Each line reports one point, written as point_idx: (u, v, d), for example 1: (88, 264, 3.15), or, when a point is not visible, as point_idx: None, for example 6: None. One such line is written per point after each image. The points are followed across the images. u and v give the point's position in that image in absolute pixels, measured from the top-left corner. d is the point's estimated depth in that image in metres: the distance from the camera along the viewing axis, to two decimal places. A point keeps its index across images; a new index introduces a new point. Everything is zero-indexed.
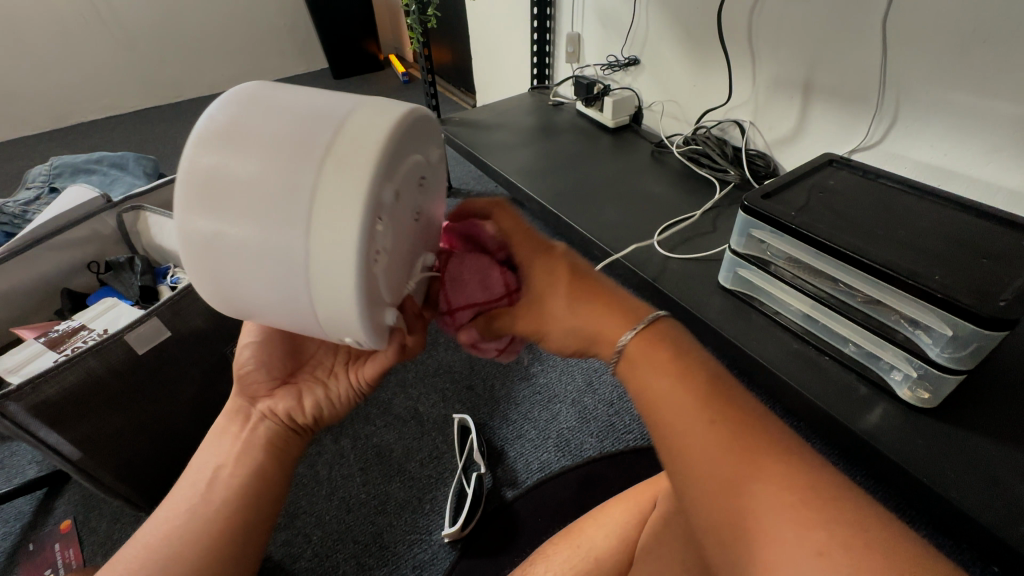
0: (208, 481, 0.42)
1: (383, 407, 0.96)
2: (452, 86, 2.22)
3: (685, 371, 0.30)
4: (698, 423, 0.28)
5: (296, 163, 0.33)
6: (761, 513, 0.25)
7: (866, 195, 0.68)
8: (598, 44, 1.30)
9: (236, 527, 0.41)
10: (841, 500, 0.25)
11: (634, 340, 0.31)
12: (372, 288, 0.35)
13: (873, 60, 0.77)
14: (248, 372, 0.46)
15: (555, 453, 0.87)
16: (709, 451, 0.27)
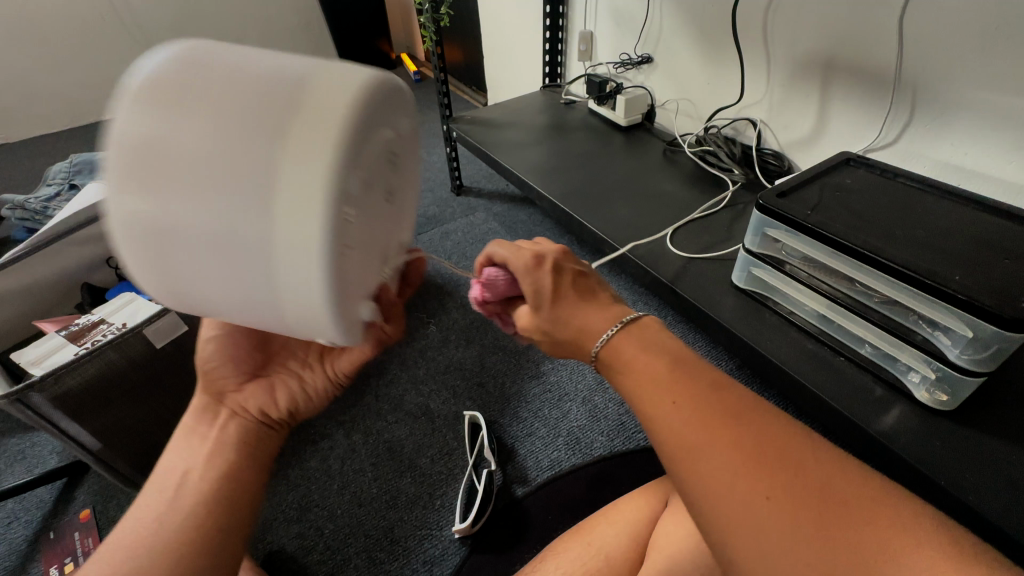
0: (178, 482, 0.43)
1: (394, 403, 0.97)
2: (464, 84, 2.23)
3: (657, 361, 0.37)
4: (665, 406, 0.34)
5: (253, 138, 0.30)
6: (718, 474, 0.31)
7: (885, 194, 0.67)
8: (611, 42, 1.30)
9: (206, 530, 0.41)
10: (793, 459, 0.31)
11: (606, 343, 0.41)
12: (339, 276, 0.33)
13: (893, 57, 0.76)
14: (214, 368, 0.46)
15: (565, 451, 0.87)
16: (676, 422, 0.34)
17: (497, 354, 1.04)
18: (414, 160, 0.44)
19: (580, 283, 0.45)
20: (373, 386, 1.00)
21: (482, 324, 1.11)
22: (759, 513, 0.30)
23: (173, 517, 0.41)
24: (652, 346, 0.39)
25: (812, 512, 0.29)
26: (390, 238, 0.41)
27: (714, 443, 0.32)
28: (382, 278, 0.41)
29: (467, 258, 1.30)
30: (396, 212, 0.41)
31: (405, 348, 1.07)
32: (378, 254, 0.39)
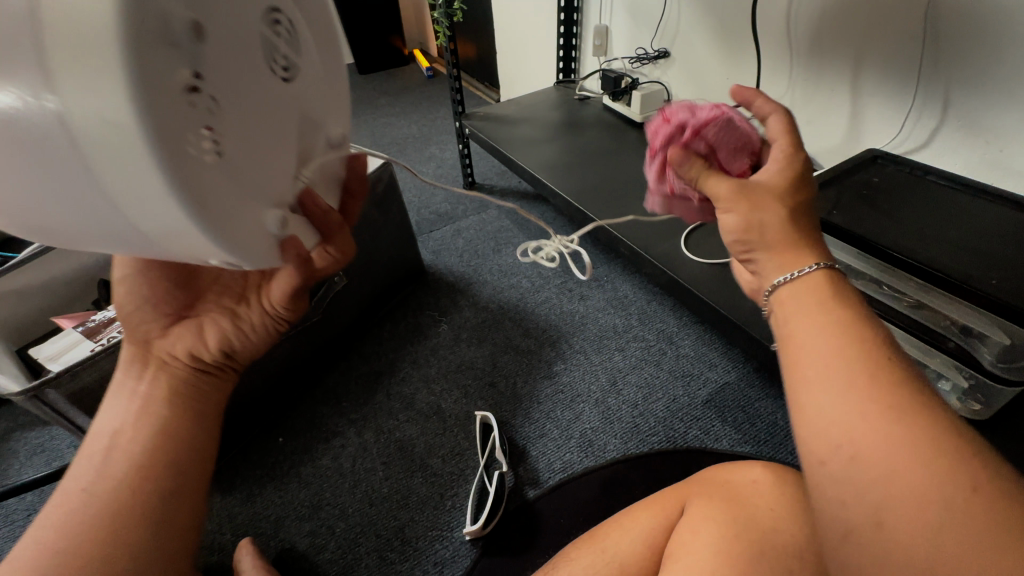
0: (109, 442, 0.44)
1: (406, 401, 0.96)
2: (475, 80, 2.22)
3: (846, 319, 0.34)
4: (842, 366, 0.31)
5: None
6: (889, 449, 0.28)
7: (914, 192, 0.65)
8: (627, 36, 1.28)
9: (138, 483, 0.43)
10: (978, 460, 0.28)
11: (814, 271, 0.37)
12: (188, 164, 0.25)
13: (923, 48, 0.73)
14: (133, 312, 0.44)
15: (577, 453, 0.86)
16: (837, 381, 0.31)
17: (509, 354, 1.03)
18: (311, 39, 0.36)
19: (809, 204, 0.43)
20: (385, 385, 1.00)
21: (494, 323, 1.10)
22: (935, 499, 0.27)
23: (119, 473, 0.43)
24: (838, 303, 0.35)
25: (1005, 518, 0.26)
26: (288, 130, 0.33)
27: (884, 424, 0.29)
28: (283, 180, 0.33)
29: (479, 256, 1.28)
30: (289, 97, 0.33)
31: (417, 346, 1.06)
32: (266, 146, 0.31)
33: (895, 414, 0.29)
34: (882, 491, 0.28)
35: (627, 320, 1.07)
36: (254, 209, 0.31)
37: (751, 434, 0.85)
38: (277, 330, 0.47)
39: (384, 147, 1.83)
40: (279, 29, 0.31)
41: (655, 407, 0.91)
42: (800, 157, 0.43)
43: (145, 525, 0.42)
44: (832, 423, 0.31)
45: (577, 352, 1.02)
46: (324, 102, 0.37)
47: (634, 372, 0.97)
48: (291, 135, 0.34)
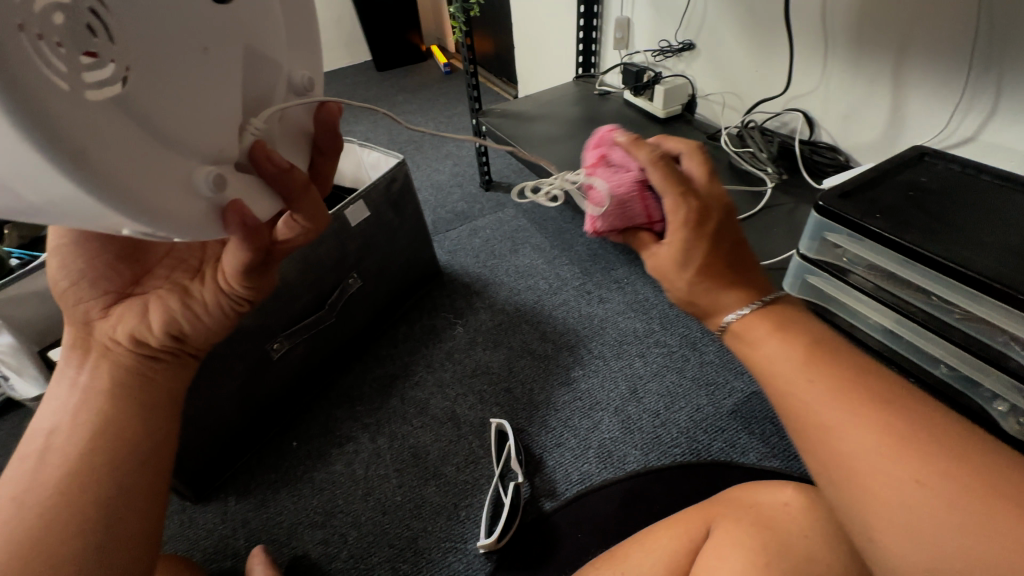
0: (44, 442, 0.43)
1: (420, 407, 0.95)
2: (494, 76, 2.18)
3: (785, 338, 0.37)
4: (799, 382, 0.35)
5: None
6: (859, 451, 0.32)
7: (966, 194, 0.60)
8: (650, 28, 1.23)
9: (79, 483, 0.41)
10: (942, 439, 0.30)
11: (751, 313, 0.39)
12: (51, 99, 0.20)
13: (976, 32, 0.66)
14: (68, 291, 0.43)
15: (596, 464, 0.83)
16: (816, 409, 0.34)
17: (525, 358, 1.00)
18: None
19: (734, 252, 0.40)
20: (399, 389, 0.98)
21: (510, 327, 1.07)
22: (910, 497, 0.30)
23: (58, 474, 0.42)
24: (787, 327, 0.37)
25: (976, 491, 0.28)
26: (220, 71, 0.28)
27: (865, 438, 0.32)
28: (217, 132, 0.29)
29: (495, 256, 1.25)
30: (223, 32, 0.28)
31: (432, 349, 1.04)
32: (185, 87, 0.26)
33: (870, 413, 0.32)
34: (878, 495, 0.31)
35: (648, 325, 1.03)
36: (170, 162, 0.26)
37: (779, 447, 0.81)
38: (231, 313, 0.45)
39: (402, 145, 1.81)
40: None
41: (677, 417, 0.87)
42: (681, 204, 0.38)
43: (77, 526, 0.40)
44: (827, 451, 0.33)
45: (596, 357, 0.99)
46: (277, 44, 0.33)
47: (655, 380, 0.93)
48: (231, 78, 0.29)
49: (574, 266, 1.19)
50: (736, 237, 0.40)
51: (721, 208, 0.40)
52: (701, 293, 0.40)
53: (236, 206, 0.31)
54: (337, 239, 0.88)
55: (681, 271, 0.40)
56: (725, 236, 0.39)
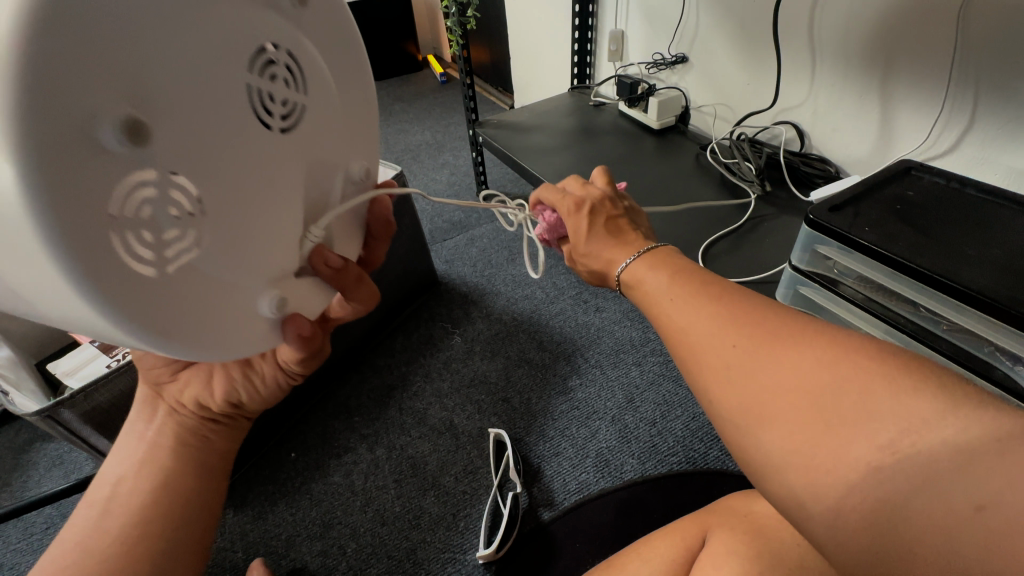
0: (109, 494, 0.45)
1: (417, 417, 0.95)
2: (490, 85, 2.21)
3: (662, 268, 0.43)
4: (665, 299, 0.40)
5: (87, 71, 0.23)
6: (698, 334, 0.36)
7: (949, 206, 0.62)
8: (643, 41, 1.25)
9: (139, 538, 0.43)
10: (759, 311, 0.34)
11: (634, 260, 0.46)
12: (142, 284, 0.24)
13: (958, 47, 0.68)
14: (146, 355, 0.46)
15: (594, 473, 0.83)
16: (680, 319, 0.38)
17: (522, 368, 1.01)
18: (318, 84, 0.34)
19: (613, 222, 0.51)
20: (397, 399, 0.99)
21: (507, 336, 1.08)
22: (725, 359, 0.33)
23: (119, 526, 0.43)
24: (661, 261, 0.44)
25: (772, 338, 0.32)
26: (280, 199, 0.31)
27: (697, 320, 0.36)
28: (277, 255, 0.32)
29: (492, 265, 1.27)
30: (280, 154, 0.31)
31: (430, 358, 1.05)
32: (249, 225, 0.29)
33: (710, 304, 0.36)
34: (708, 362, 0.34)
35: (644, 334, 1.04)
36: (239, 299, 0.30)
37: None
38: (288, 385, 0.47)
39: (398, 154, 1.84)
40: (273, 78, 0.29)
41: (674, 426, 0.88)
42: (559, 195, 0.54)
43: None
44: (685, 345, 0.37)
45: (593, 366, 0.99)
46: (331, 145, 0.35)
47: (652, 389, 0.94)
48: (289, 200, 0.32)
49: (571, 274, 1.20)
50: (610, 212, 0.52)
51: (591, 197, 0.53)
52: (593, 252, 0.50)
53: (294, 321, 0.34)
54: None
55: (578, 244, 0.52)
56: (598, 212, 0.52)
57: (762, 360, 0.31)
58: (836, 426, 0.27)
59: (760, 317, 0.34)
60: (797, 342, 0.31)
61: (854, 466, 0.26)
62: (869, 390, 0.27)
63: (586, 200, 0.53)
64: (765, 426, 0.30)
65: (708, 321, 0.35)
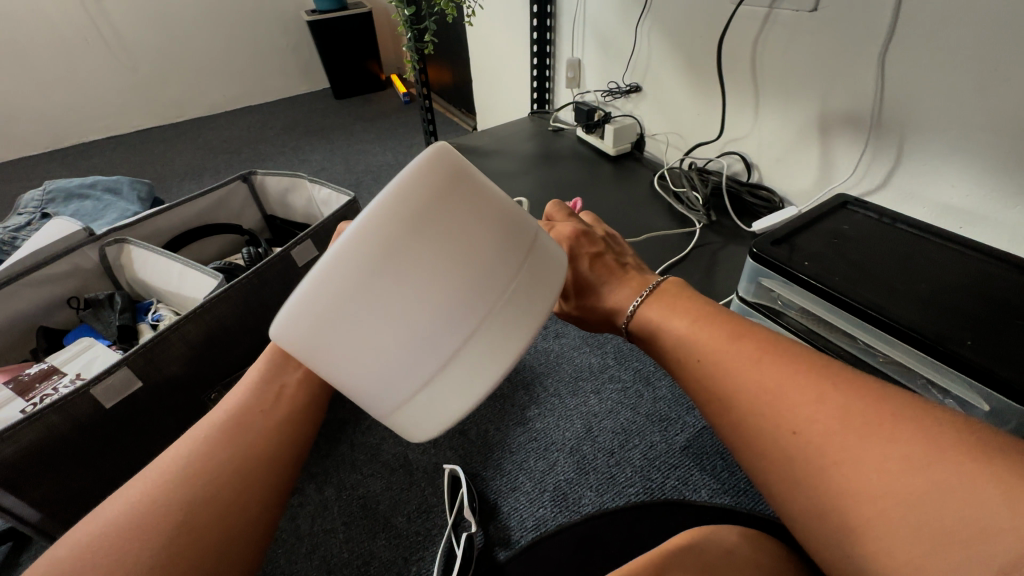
0: (281, 393, 0.48)
1: (371, 453, 0.91)
2: (453, 106, 2.22)
3: (667, 308, 0.46)
4: (701, 364, 0.41)
5: (421, 269, 0.32)
6: (754, 403, 0.37)
7: (885, 242, 0.64)
8: (599, 69, 1.28)
9: (291, 434, 0.46)
10: (822, 384, 0.35)
11: (642, 305, 0.48)
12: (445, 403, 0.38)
13: (887, 92, 0.72)
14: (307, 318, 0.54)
15: (551, 508, 0.81)
16: (726, 386, 0.39)
17: (480, 398, 0.99)
18: (519, 261, 0.37)
19: (599, 262, 0.53)
20: (349, 434, 0.94)
21: None
22: (788, 450, 0.34)
23: (280, 418, 0.47)
24: (671, 306, 0.46)
25: (837, 421, 0.33)
26: None
27: (756, 394, 0.37)
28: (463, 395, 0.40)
29: None
30: None
31: None
32: None
33: (770, 366, 0.37)
34: (769, 444, 0.35)
35: (603, 360, 1.04)
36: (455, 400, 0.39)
37: (729, 483, 0.82)
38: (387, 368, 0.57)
39: (358, 175, 1.81)
40: None
41: (631, 455, 0.87)
42: None
43: (279, 472, 0.45)
44: (732, 421, 0.38)
45: (551, 395, 0.98)
46: None
47: (610, 418, 0.93)
48: None
49: None
50: (592, 254, 0.53)
51: (565, 237, 0.53)
52: (598, 297, 0.53)
53: None
54: (282, 280, 0.89)
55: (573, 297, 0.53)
56: (581, 254, 0.53)
57: (858, 463, 0.31)
58: (945, 542, 0.27)
59: (852, 410, 0.33)
60: (878, 431, 0.31)
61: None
62: (977, 505, 0.27)
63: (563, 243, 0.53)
64: (868, 529, 0.30)
65: (769, 399, 0.36)
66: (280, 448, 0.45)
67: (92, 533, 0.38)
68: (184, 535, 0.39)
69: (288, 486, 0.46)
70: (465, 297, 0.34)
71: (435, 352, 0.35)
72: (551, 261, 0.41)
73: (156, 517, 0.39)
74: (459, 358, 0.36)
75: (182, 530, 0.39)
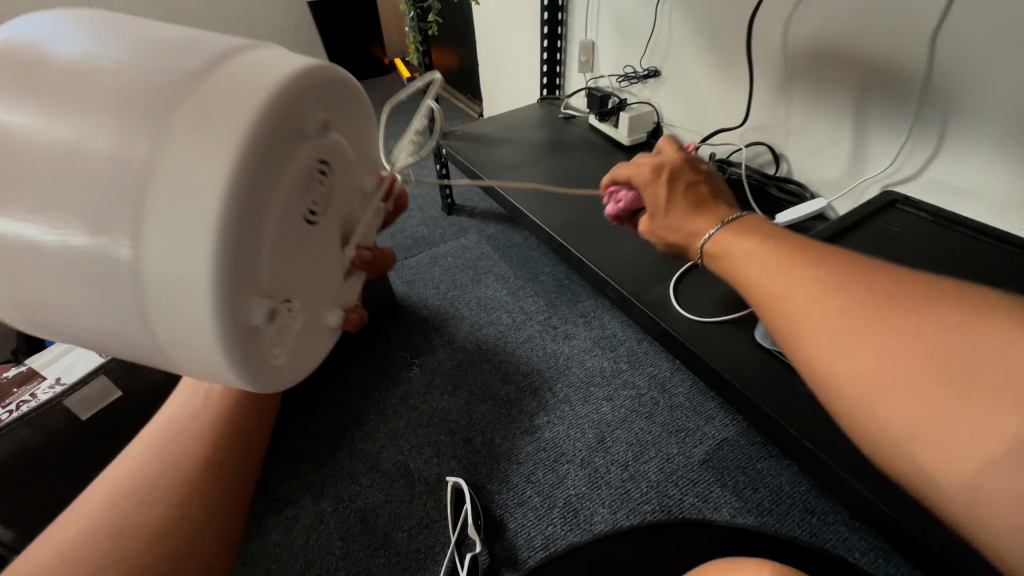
0: (204, 405, 0.52)
1: (370, 462, 0.86)
2: (459, 91, 2.14)
3: (737, 225, 0.44)
4: (753, 261, 0.39)
5: (21, 141, 0.25)
6: (790, 286, 0.35)
7: (940, 248, 0.57)
8: (614, 52, 1.20)
9: (222, 442, 0.49)
10: (874, 269, 0.32)
11: (720, 229, 0.45)
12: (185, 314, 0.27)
13: (931, 83, 0.65)
14: None
15: (562, 526, 0.76)
16: (765, 279, 0.37)
17: (486, 404, 0.94)
18: (185, 99, 0.26)
19: (695, 189, 0.50)
20: (348, 442, 0.89)
21: (471, 367, 1.00)
22: (817, 327, 0.32)
23: (206, 431, 0.50)
24: (741, 225, 0.44)
25: (882, 295, 0.30)
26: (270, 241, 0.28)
27: (796, 282, 0.34)
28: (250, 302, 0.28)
29: (457, 288, 1.19)
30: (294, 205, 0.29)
31: (386, 394, 0.96)
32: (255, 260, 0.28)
33: (820, 258, 0.35)
34: (802, 323, 0.33)
35: (616, 364, 0.98)
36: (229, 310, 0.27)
37: (753, 502, 0.76)
38: None
39: None
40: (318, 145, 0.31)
41: (647, 469, 0.82)
42: (639, 169, 0.53)
43: (215, 477, 0.48)
44: (769, 311, 0.36)
45: (561, 402, 0.93)
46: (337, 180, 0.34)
47: (623, 427, 0.88)
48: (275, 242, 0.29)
49: (539, 297, 1.14)
50: (690, 180, 0.51)
51: (669, 160, 0.52)
52: (671, 224, 0.50)
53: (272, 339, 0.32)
54: None
55: (654, 217, 0.52)
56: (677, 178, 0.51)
57: (885, 329, 0.29)
58: (971, 390, 0.25)
59: (897, 288, 0.30)
60: (931, 305, 0.28)
61: (990, 434, 0.24)
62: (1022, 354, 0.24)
63: (664, 164, 0.52)
64: (880, 390, 0.28)
65: (817, 275, 0.34)
66: (209, 455, 0.48)
67: (83, 521, 0.41)
68: (121, 548, 0.41)
69: (232, 489, 0.49)
70: (99, 187, 0.25)
71: (108, 260, 0.26)
72: (273, 72, 0.28)
73: (89, 537, 0.40)
74: (145, 248, 0.25)
75: (116, 542, 0.41)
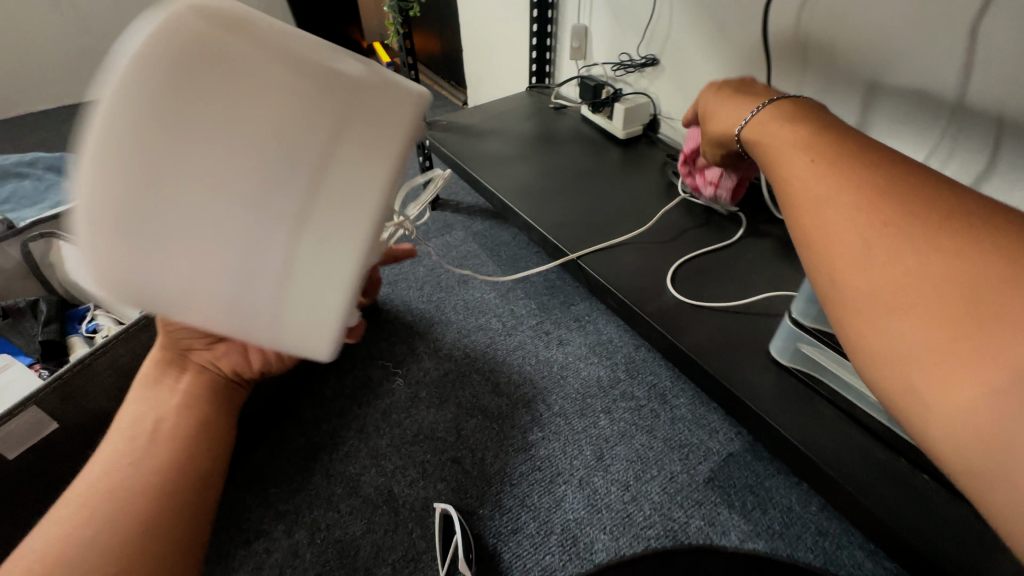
0: (147, 437, 0.43)
1: (349, 486, 0.79)
2: (442, 78, 2.04)
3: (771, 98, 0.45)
4: (773, 128, 0.40)
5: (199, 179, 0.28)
6: (804, 153, 0.36)
7: None
8: (608, 38, 1.12)
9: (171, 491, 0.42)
10: (890, 161, 0.33)
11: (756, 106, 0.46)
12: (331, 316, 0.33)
13: (956, 80, 0.59)
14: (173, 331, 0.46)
15: (559, 556, 0.71)
16: (779, 148, 0.39)
17: (475, 418, 0.87)
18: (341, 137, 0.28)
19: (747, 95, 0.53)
20: (324, 463, 0.82)
21: (458, 378, 0.93)
22: (818, 192, 0.33)
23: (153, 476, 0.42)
24: (787, 98, 0.43)
25: (890, 178, 0.31)
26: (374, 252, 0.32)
27: (808, 157, 0.36)
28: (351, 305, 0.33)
29: (442, 289, 1.12)
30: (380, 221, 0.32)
31: (366, 408, 0.89)
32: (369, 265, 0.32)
33: (841, 138, 0.36)
34: (808, 188, 0.34)
35: (613, 373, 0.92)
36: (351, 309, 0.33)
37: (762, 525, 0.72)
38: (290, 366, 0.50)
39: None
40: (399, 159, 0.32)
41: (648, 489, 0.77)
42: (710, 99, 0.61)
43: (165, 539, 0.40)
44: (776, 174, 0.38)
45: (557, 416, 0.87)
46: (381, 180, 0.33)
47: (623, 443, 0.82)
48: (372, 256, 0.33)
49: (530, 300, 1.07)
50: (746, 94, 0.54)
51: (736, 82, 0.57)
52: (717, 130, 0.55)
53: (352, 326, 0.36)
54: None
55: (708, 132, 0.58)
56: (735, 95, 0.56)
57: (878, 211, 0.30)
58: (941, 280, 0.26)
59: (911, 179, 0.31)
60: (935, 200, 0.29)
61: (936, 311, 0.26)
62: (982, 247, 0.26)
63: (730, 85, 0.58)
64: (865, 267, 0.29)
65: (837, 142, 0.36)
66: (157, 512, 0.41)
67: None
68: None
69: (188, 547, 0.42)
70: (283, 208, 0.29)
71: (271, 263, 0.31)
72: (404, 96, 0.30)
73: None
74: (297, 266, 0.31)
75: None
